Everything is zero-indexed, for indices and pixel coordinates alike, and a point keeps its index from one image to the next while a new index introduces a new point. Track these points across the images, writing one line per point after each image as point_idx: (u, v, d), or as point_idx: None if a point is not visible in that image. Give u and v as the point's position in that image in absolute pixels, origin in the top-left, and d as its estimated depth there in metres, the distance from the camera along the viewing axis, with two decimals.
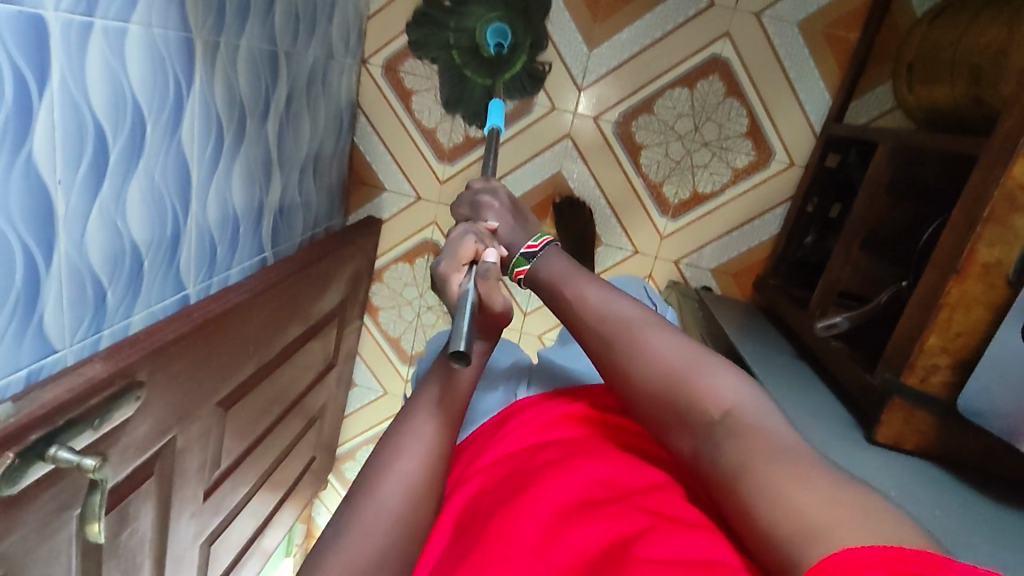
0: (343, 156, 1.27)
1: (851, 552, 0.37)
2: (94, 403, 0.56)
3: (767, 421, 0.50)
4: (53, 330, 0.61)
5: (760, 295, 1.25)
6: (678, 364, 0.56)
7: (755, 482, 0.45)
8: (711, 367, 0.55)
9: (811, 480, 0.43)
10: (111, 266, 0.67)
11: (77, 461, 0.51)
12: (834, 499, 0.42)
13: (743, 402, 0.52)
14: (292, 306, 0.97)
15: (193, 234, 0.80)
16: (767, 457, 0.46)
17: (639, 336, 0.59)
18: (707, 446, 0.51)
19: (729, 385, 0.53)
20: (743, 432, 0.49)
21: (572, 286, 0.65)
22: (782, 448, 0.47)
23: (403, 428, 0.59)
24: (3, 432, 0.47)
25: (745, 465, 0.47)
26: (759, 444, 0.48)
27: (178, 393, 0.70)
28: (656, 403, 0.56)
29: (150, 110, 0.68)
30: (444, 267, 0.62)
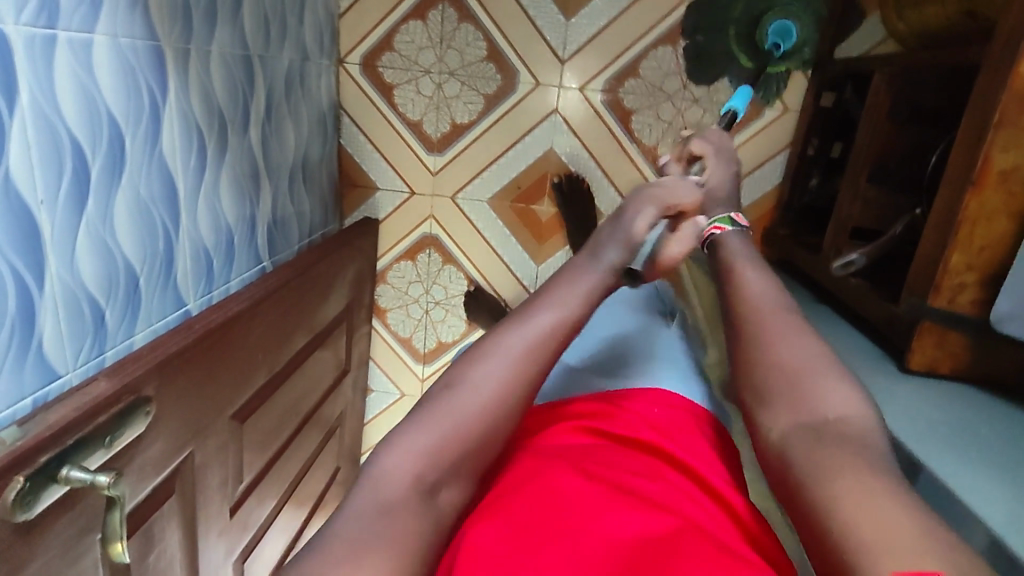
0: (332, 158, 1.26)
1: None
2: (103, 421, 0.54)
3: (877, 441, 0.47)
4: (54, 355, 0.59)
5: (771, 248, 1.22)
6: (804, 366, 0.53)
7: (842, 483, 0.43)
8: (835, 376, 0.52)
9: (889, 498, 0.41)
10: (105, 284, 0.65)
11: (91, 479, 0.50)
12: (918, 524, 0.39)
13: (857, 416, 0.49)
14: (296, 311, 0.96)
15: (187, 248, 0.79)
16: (858, 467, 0.44)
17: (776, 332, 0.56)
18: (801, 437, 0.49)
19: (846, 397, 0.50)
20: (849, 441, 0.47)
21: (741, 269, 0.63)
22: (881, 470, 0.44)
23: (530, 311, 0.57)
24: (12, 454, 0.46)
25: (832, 470, 0.45)
26: (862, 459, 0.45)
27: (191, 407, 0.69)
28: (773, 387, 0.53)
29: (127, 123, 0.66)
30: (660, 201, 0.64)
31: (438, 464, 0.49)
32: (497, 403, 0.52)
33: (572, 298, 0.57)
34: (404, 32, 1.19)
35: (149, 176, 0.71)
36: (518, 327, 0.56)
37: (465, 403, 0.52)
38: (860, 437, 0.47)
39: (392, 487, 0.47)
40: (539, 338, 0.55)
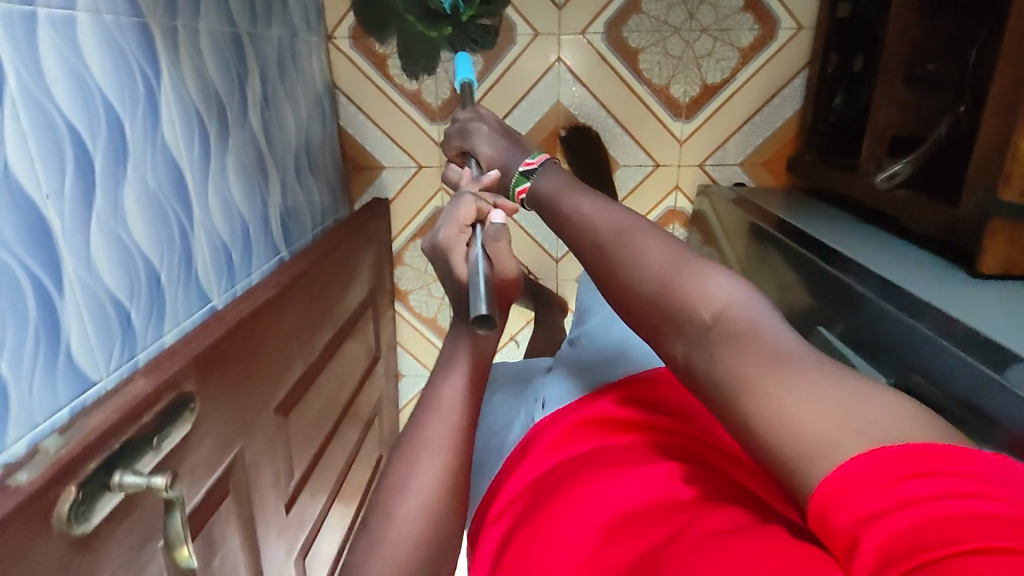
0: (333, 142, 1.21)
1: (851, 465, 0.34)
2: (147, 421, 0.50)
3: (764, 326, 0.44)
4: (85, 360, 0.55)
5: (799, 176, 1.17)
6: (665, 269, 0.50)
7: (771, 390, 0.40)
8: (698, 270, 0.49)
9: (815, 380, 0.39)
10: (126, 282, 0.61)
11: (145, 482, 0.46)
12: (831, 407, 0.37)
13: (736, 302, 0.46)
14: (323, 297, 0.92)
15: (204, 240, 0.75)
16: (766, 361, 0.41)
17: (634, 244, 0.52)
18: (701, 355, 0.45)
19: (719, 286, 0.47)
20: (737, 336, 0.44)
21: (569, 200, 0.60)
22: (776, 352, 0.42)
23: (434, 381, 0.59)
24: (59, 463, 0.42)
25: (741, 375, 0.42)
26: (751, 349, 0.42)
27: (233, 402, 0.65)
28: (651, 317, 0.50)
29: (124, 109, 0.62)
30: (445, 234, 0.58)
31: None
32: (431, 503, 0.52)
33: (460, 365, 0.59)
34: None
35: (154, 165, 0.66)
36: (421, 422, 0.56)
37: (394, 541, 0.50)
38: (752, 327, 0.44)
39: None
40: (446, 405, 0.56)
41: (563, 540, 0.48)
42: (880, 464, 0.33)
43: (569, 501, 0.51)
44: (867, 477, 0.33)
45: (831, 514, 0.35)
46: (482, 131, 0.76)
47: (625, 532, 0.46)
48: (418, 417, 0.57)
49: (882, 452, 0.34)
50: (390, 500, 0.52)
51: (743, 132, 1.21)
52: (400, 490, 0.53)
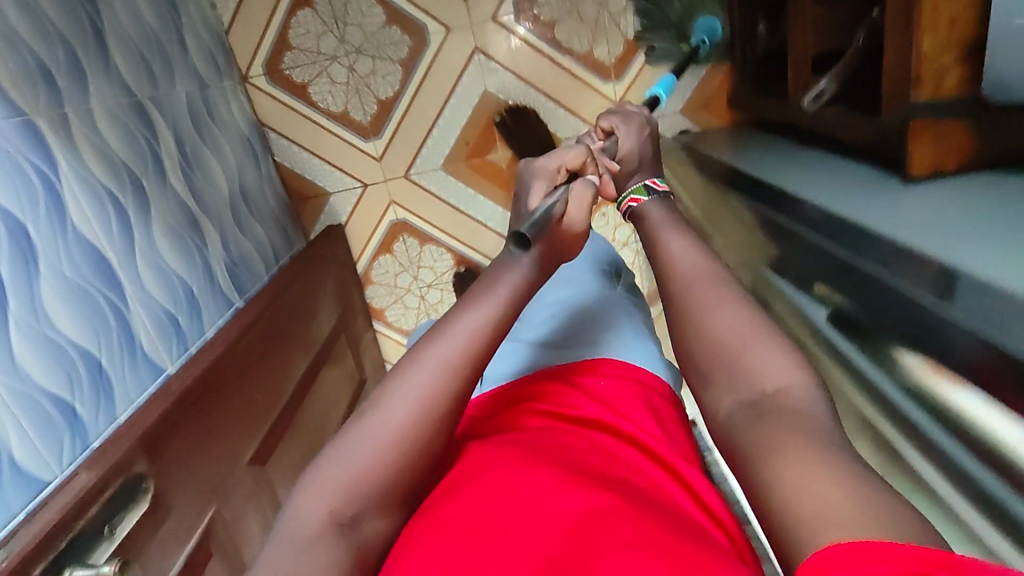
0: (273, 179, 1.21)
1: (822, 560, 0.32)
2: (95, 511, 0.51)
3: (822, 414, 0.42)
4: (32, 462, 0.56)
5: (741, 113, 1.15)
6: (734, 331, 0.48)
7: (793, 460, 0.38)
8: (766, 335, 0.47)
9: (851, 475, 0.36)
10: (63, 376, 0.62)
11: (94, 572, 0.47)
12: (845, 484, 0.36)
13: (801, 387, 0.44)
14: (284, 337, 0.93)
15: (141, 313, 0.75)
16: (810, 442, 0.39)
17: (705, 296, 0.51)
18: (745, 410, 0.44)
19: (784, 361, 0.45)
20: (785, 411, 0.42)
21: (662, 236, 0.58)
22: (829, 441, 0.39)
23: (472, 292, 0.52)
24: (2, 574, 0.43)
25: (777, 440, 0.40)
26: (801, 428, 0.41)
27: (197, 466, 0.66)
28: (707, 361, 0.48)
29: (23, 211, 0.62)
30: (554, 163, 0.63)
31: (355, 496, 0.45)
32: (425, 419, 0.47)
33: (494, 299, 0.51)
34: (297, 24, 1.13)
35: (70, 255, 0.67)
36: (439, 335, 0.49)
37: (380, 430, 0.47)
38: (805, 405, 0.43)
39: (303, 532, 0.44)
40: (470, 334, 0.49)
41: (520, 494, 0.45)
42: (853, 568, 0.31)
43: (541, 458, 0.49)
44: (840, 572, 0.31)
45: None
46: (639, 131, 0.73)
47: (597, 497, 0.44)
48: (445, 325, 0.50)
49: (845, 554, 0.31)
50: (388, 393, 0.48)
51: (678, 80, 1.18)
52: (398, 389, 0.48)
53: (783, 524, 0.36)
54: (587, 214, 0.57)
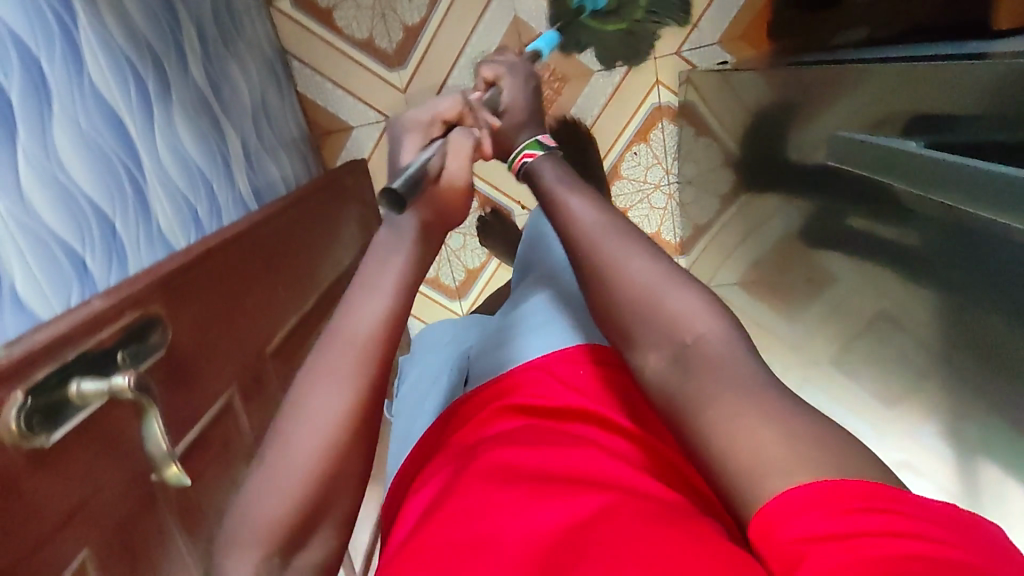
0: (295, 107, 1.17)
1: (786, 502, 0.31)
2: (108, 336, 0.45)
3: (742, 363, 0.38)
4: (34, 299, 0.51)
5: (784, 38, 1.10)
6: (649, 286, 0.43)
7: (734, 419, 0.35)
8: (679, 285, 0.43)
9: (780, 418, 0.35)
10: (73, 224, 0.56)
11: (106, 386, 0.40)
12: (786, 430, 0.34)
13: (718, 334, 0.40)
14: (307, 243, 0.87)
15: (159, 191, 0.70)
16: (733, 390, 0.37)
17: (613, 249, 0.45)
18: (673, 380, 0.40)
19: (680, 295, 0.42)
20: (705, 368, 0.38)
21: (551, 186, 0.51)
22: (748, 382, 0.37)
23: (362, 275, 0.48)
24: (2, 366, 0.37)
25: (707, 399, 0.37)
26: (723, 375, 0.38)
27: (216, 334, 0.60)
28: (626, 321, 0.43)
29: (38, 47, 0.57)
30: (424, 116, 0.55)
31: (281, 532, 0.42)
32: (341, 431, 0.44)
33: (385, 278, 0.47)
34: None
35: (86, 108, 0.62)
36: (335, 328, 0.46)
37: (287, 455, 0.43)
38: (710, 346, 0.39)
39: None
40: (366, 333, 0.45)
41: (486, 502, 0.43)
42: (823, 507, 0.30)
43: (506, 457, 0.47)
44: (808, 509, 0.30)
45: (772, 549, 0.31)
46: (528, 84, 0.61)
47: (572, 503, 0.41)
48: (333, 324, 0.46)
49: (803, 497, 0.31)
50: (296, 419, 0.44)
51: (716, 8, 1.14)
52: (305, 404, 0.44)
53: (737, 480, 0.34)
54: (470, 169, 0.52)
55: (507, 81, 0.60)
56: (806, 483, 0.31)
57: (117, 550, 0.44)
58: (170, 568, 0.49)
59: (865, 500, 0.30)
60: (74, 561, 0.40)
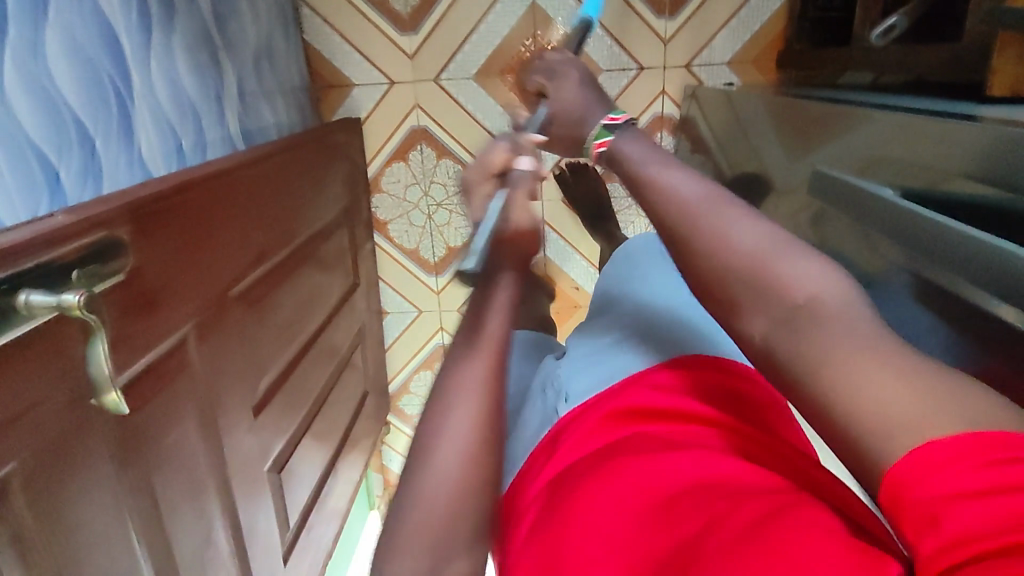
0: (299, 55, 1.15)
1: (926, 448, 0.29)
2: (68, 252, 0.45)
3: (862, 315, 0.35)
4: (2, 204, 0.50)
5: (791, 70, 1.11)
6: (750, 243, 0.39)
7: (848, 375, 0.32)
8: (786, 248, 0.39)
9: (900, 364, 0.32)
10: (53, 135, 0.55)
11: (56, 301, 0.40)
12: (908, 379, 0.31)
13: (829, 287, 0.36)
14: (291, 194, 0.86)
15: (146, 116, 0.69)
16: (857, 347, 0.33)
17: (706, 214, 0.42)
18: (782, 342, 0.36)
19: (749, 227, 0.40)
20: (828, 327, 0.34)
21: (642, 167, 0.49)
22: (871, 338, 0.33)
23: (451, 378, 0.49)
24: None
25: (822, 364, 0.33)
26: (847, 330, 0.34)
27: (181, 270, 0.59)
28: (730, 290, 0.39)
29: None
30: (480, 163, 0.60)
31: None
32: (468, 475, 0.46)
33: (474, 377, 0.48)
34: None
35: (84, 19, 0.60)
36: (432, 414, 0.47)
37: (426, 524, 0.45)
38: (834, 309, 0.35)
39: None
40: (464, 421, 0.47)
41: (582, 529, 0.45)
42: (970, 454, 0.27)
43: (598, 480, 0.47)
44: (950, 457, 0.28)
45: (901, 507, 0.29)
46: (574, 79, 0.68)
47: (677, 522, 0.41)
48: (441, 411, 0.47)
49: (944, 440, 0.28)
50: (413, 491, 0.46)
51: (732, 28, 1.14)
52: (437, 442, 0.46)
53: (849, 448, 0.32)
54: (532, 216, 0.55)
55: (554, 86, 0.69)
56: (946, 435, 0.28)
57: (45, 468, 0.43)
58: (96, 493, 0.48)
59: (1008, 450, 0.26)
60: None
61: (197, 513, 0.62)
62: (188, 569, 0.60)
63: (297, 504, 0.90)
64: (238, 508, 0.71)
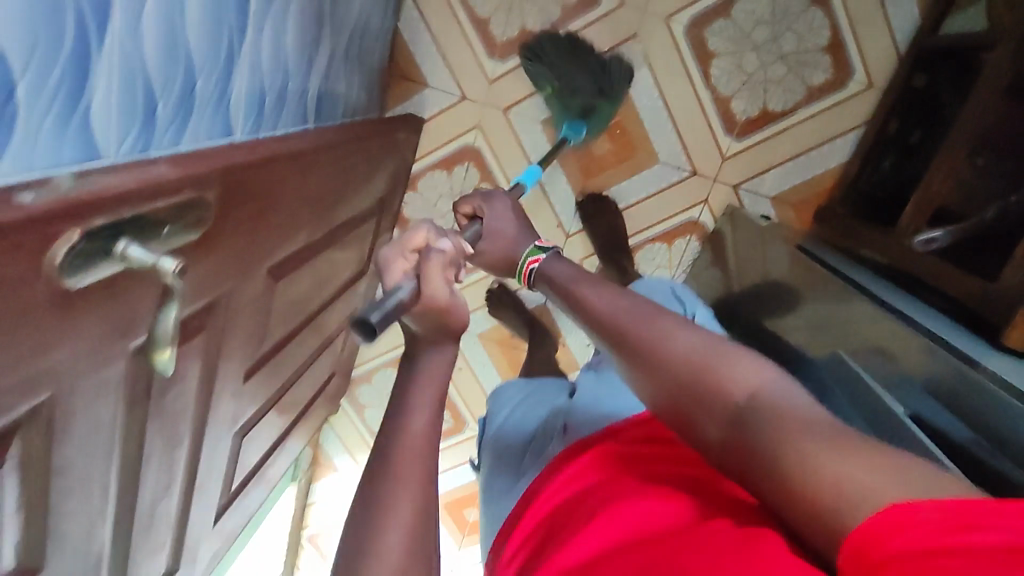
0: (387, 40, 1.16)
1: (904, 510, 0.33)
2: (166, 207, 0.44)
3: (800, 404, 0.43)
4: (98, 130, 0.49)
5: (824, 228, 1.17)
6: (697, 355, 0.48)
7: (805, 452, 0.39)
8: (736, 356, 0.48)
9: (845, 445, 0.38)
10: (166, 73, 0.56)
11: (152, 261, 0.40)
12: (873, 462, 0.36)
13: (768, 386, 0.45)
14: (345, 178, 0.87)
15: (246, 68, 0.70)
16: (807, 437, 0.40)
17: (651, 334, 0.52)
18: (743, 437, 0.44)
19: (682, 337, 0.50)
20: (775, 413, 0.43)
21: (579, 293, 0.61)
22: (816, 423, 0.41)
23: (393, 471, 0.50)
24: (56, 202, 0.36)
25: (783, 444, 0.41)
26: (794, 418, 0.42)
27: (241, 240, 0.60)
28: (685, 390, 0.48)
29: None
30: (388, 253, 0.58)
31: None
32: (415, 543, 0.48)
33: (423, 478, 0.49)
34: None
35: None
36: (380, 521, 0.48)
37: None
38: (780, 404, 0.43)
39: None
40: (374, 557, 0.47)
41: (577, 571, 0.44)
42: (934, 515, 0.32)
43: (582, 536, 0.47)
44: (922, 522, 0.32)
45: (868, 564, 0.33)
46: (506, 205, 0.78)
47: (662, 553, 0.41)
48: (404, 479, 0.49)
49: (916, 505, 0.33)
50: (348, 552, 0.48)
51: (785, 168, 1.20)
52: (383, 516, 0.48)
53: None
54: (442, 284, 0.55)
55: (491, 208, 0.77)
56: (911, 502, 0.34)
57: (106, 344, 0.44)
58: (101, 436, 0.48)
59: (964, 517, 0.32)
60: (33, 401, 0.39)
61: (167, 467, 0.61)
62: (142, 520, 0.60)
63: (242, 470, 0.90)
64: (199, 467, 0.70)
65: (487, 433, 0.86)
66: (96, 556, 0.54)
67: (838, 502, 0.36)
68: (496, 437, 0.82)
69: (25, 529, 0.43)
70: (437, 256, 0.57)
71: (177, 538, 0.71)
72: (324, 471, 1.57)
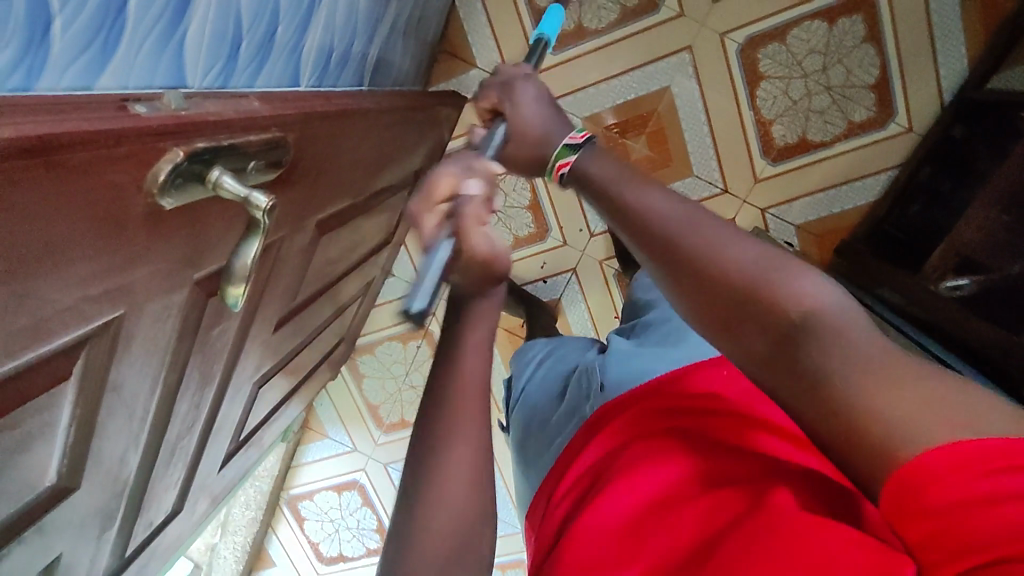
0: (442, 16, 1.16)
1: (921, 463, 0.30)
2: (255, 143, 0.44)
3: (862, 329, 0.35)
4: (189, 58, 0.48)
5: (845, 263, 1.18)
6: (752, 267, 0.39)
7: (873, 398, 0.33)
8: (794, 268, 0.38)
9: (926, 387, 0.32)
10: (255, 11, 0.55)
11: (244, 194, 0.40)
12: (945, 407, 0.31)
13: (830, 303, 0.36)
14: (393, 145, 0.87)
15: (320, 19, 0.69)
16: (875, 374, 0.33)
17: (698, 241, 0.41)
18: (792, 353, 0.37)
19: (740, 247, 0.40)
20: (830, 339, 0.35)
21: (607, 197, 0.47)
22: (889, 359, 0.34)
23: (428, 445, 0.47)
24: (164, 119, 0.36)
25: (840, 379, 0.34)
26: (854, 349, 0.34)
27: (302, 189, 0.59)
28: (729, 301, 0.39)
29: None
30: (414, 209, 0.43)
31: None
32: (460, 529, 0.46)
33: None
34: None
35: None
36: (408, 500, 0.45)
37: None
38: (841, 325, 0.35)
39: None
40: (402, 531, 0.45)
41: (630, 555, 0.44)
42: (954, 465, 0.29)
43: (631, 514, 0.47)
44: (942, 470, 0.30)
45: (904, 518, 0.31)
46: (528, 91, 0.59)
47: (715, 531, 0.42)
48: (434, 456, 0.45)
49: (935, 455, 0.30)
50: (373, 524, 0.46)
51: (815, 199, 1.21)
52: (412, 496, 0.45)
53: None
54: (486, 229, 0.43)
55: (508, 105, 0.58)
56: (935, 449, 0.30)
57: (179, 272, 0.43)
58: (150, 363, 0.47)
59: (986, 460, 0.29)
60: (105, 316, 0.38)
61: (195, 405, 0.61)
62: (163, 454, 0.60)
63: (251, 421, 0.90)
64: (220, 410, 0.70)
65: (514, 388, 0.88)
66: (119, 483, 0.53)
67: (886, 439, 0.32)
68: (524, 398, 0.83)
69: (68, 447, 0.43)
70: (471, 197, 0.43)
71: (187, 478, 0.71)
72: (313, 436, 1.57)
